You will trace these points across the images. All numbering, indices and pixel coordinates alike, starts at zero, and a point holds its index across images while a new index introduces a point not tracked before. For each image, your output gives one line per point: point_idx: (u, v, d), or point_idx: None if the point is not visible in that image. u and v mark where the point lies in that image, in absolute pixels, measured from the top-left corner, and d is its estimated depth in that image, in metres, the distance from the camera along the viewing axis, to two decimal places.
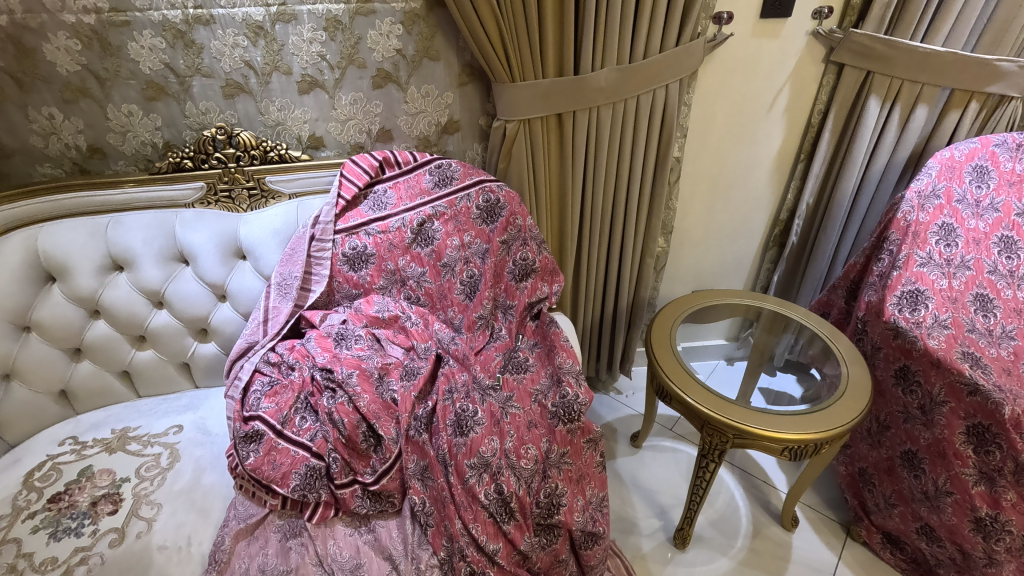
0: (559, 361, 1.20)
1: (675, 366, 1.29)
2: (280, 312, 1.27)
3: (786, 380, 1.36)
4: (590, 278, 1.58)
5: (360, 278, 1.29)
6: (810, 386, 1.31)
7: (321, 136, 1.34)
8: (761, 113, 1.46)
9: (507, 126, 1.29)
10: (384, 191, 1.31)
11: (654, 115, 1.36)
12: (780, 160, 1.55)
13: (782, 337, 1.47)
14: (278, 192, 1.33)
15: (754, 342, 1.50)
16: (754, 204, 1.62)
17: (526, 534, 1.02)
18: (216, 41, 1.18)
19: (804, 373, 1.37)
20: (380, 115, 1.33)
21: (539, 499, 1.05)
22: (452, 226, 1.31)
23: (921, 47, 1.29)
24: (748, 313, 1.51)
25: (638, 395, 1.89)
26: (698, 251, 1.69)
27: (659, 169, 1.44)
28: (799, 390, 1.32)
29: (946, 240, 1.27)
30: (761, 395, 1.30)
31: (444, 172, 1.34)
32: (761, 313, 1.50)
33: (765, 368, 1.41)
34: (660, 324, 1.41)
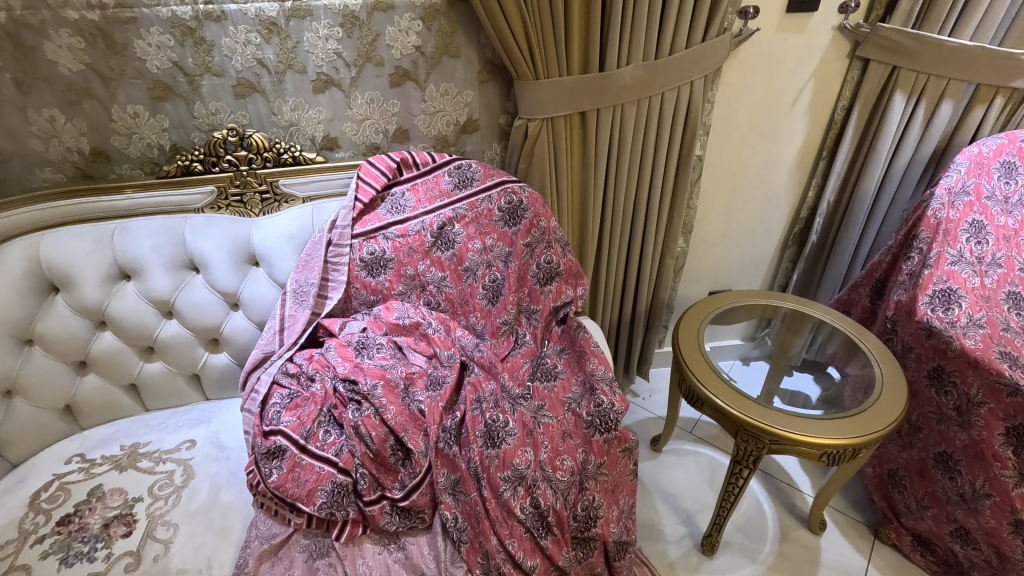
0: (591, 367, 1.16)
1: (704, 368, 1.26)
2: (297, 320, 1.22)
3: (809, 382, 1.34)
4: (609, 279, 1.54)
5: (379, 283, 1.25)
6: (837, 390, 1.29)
7: (336, 136, 1.29)
8: (783, 109, 1.42)
9: (529, 125, 1.26)
10: (402, 194, 1.27)
11: (679, 112, 1.32)
12: (802, 157, 1.52)
13: (802, 336, 1.45)
14: (292, 196, 1.28)
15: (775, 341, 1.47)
16: (775, 203, 1.59)
17: (564, 549, 0.99)
18: (228, 38, 1.13)
19: (826, 374, 1.35)
20: (397, 114, 1.28)
21: (576, 512, 1.01)
22: (473, 229, 1.27)
23: (949, 41, 1.26)
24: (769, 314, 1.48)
25: (655, 397, 1.85)
26: (717, 251, 1.67)
27: (681, 168, 1.41)
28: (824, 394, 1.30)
29: (977, 237, 1.25)
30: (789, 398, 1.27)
31: (464, 173, 1.29)
32: (781, 311, 1.47)
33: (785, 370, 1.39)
34: (685, 326, 1.38)
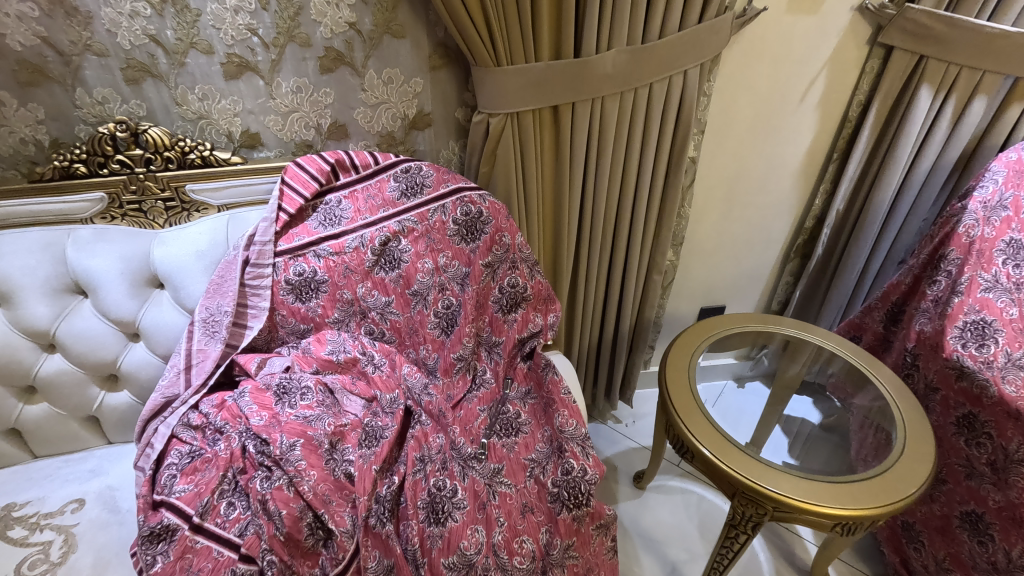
0: (559, 422, 0.98)
1: (695, 413, 1.08)
2: (207, 356, 1.01)
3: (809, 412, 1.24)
4: (589, 299, 1.34)
5: (310, 310, 1.05)
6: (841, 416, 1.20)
7: (257, 132, 1.06)
8: (791, 104, 1.22)
9: (490, 121, 1.04)
10: (338, 202, 1.06)
11: (669, 107, 1.11)
12: (810, 161, 1.32)
13: (798, 363, 1.29)
14: (205, 204, 1.06)
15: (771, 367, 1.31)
16: (777, 212, 1.40)
17: None
18: (109, 8, 0.90)
19: (825, 399, 1.24)
20: (331, 106, 1.06)
21: None
22: (424, 245, 1.06)
23: (988, 26, 1.06)
24: (767, 341, 1.29)
25: (640, 424, 1.64)
26: (711, 265, 1.47)
27: (672, 173, 1.21)
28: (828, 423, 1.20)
29: (1016, 259, 1.03)
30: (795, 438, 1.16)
31: (412, 177, 1.08)
32: (777, 338, 1.29)
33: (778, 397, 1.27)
34: (674, 356, 1.19)
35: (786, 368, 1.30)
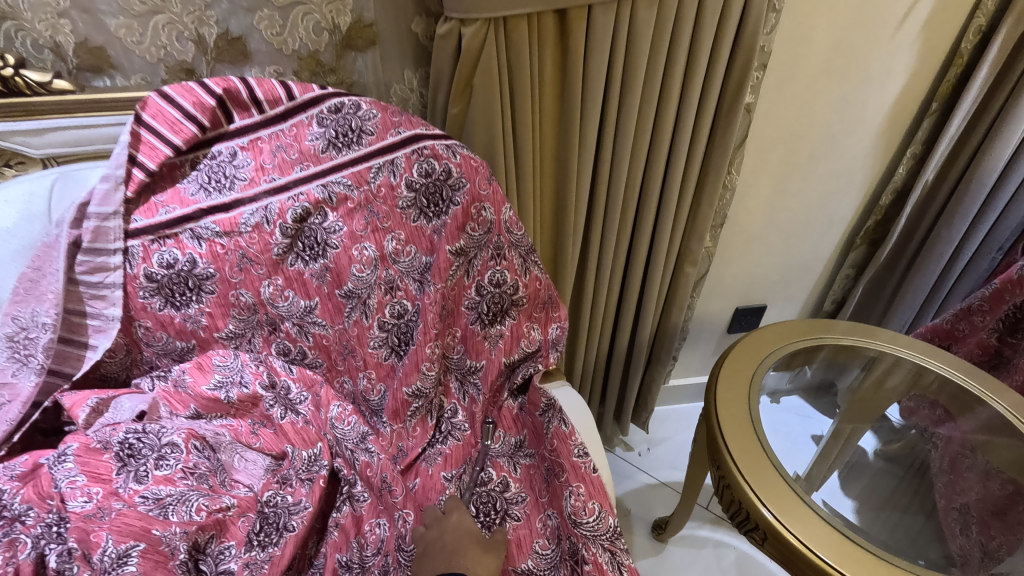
0: (569, 507, 0.63)
1: (759, 468, 0.74)
2: (15, 395, 0.64)
3: (856, 431, 0.97)
4: (599, 297, 0.99)
5: (188, 321, 0.69)
6: (905, 446, 0.96)
7: (103, 46, 0.68)
8: (886, 31, 0.88)
9: (463, 31, 0.68)
10: (230, 155, 0.69)
11: (728, 23, 0.75)
12: (896, 115, 0.98)
13: (848, 369, 0.97)
14: (20, 155, 0.68)
15: (814, 378, 0.97)
16: (846, 185, 1.06)
17: None
18: None
19: (884, 420, 0.97)
20: (217, 7, 0.68)
21: None
22: (361, 222, 0.71)
23: None
24: (816, 352, 0.95)
25: (656, 453, 1.30)
26: (755, 253, 1.13)
27: (721, 125, 0.86)
28: (881, 450, 0.96)
29: None
30: (840, 472, 0.92)
31: (346, 119, 0.71)
32: (829, 347, 0.95)
33: (825, 405, 0.97)
34: (727, 377, 0.85)
35: (838, 379, 0.98)
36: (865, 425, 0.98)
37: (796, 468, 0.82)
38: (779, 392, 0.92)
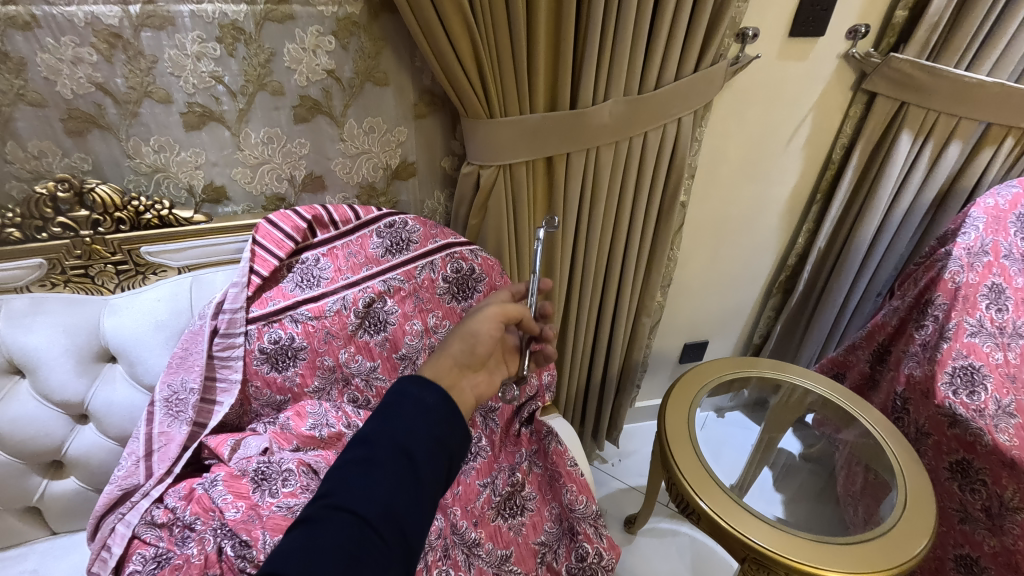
0: (568, 498, 0.90)
1: (696, 470, 1.05)
2: (170, 439, 0.90)
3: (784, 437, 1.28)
4: (578, 346, 1.29)
5: (287, 380, 0.95)
6: (821, 449, 1.25)
7: (223, 185, 0.96)
8: (779, 146, 1.21)
9: (481, 173, 0.97)
10: (315, 260, 0.96)
11: (662, 155, 1.08)
12: (793, 201, 1.32)
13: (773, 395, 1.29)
14: (163, 265, 0.94)
15: (749, 400, 1.28)
16: (760, 250, 1.39)
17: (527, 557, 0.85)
18: (46, 54, 0.78)
19: (804, 428, 1.28)
20: (307, 157, 0.97)
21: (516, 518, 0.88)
22: (411, 305, 0.99)
23: (966, 76, 1.09)
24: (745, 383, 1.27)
25: (626, 463, 1.61)
26: (696, 302, 1.45)
27: (664, 218, 1.17)
28: (806, 453, 1.27)
29: (997, 303, 1.08)
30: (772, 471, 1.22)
31: (397, 233, 1.00)
32: (753, 381, 1.27)
33: (759, 415, 1.28)
34: (673, 407, 1.16)
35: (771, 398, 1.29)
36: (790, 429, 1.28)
37: (727, 475, 1.11)
38: (724, 408, 1.25)
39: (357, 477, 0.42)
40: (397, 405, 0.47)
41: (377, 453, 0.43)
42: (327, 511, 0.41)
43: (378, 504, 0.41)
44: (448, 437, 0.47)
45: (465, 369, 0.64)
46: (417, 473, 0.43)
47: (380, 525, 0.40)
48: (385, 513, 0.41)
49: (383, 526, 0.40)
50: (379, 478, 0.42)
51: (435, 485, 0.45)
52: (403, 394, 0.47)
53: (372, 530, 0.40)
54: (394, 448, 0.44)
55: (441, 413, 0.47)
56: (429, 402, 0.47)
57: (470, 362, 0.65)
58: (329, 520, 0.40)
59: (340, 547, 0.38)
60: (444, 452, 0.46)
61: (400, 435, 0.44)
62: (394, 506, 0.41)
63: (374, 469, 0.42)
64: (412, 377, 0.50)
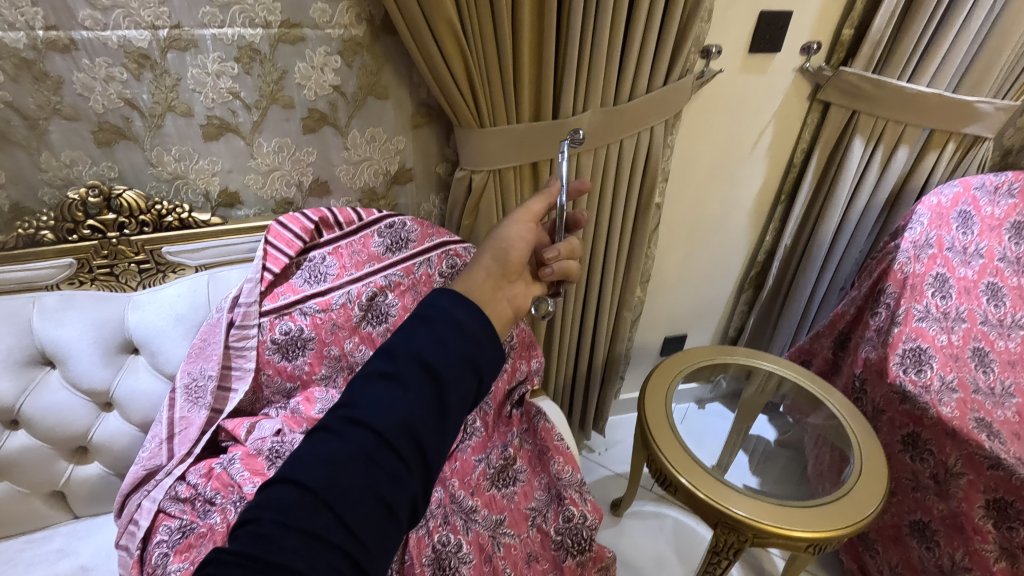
0: (556, 469, 1.00)
1: (675, 448, 1.14)
2: (190, 423, 0.99)
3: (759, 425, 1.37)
4: (564, 339, 1.38)
5: (296, 368, 1.02)
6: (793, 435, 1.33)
7: (236, 191, 1.04)
8: (744, 152, 1.33)
9: (473, 177, 1.08)
10: (322, 258, 1.05)
11: (637, 161, 1.19)
12: (760, 201, 1.43)
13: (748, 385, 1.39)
14: (181, 264, 1.03)
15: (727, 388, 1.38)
16: (732, 247, 1.50)
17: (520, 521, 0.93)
18: (81, 73, 0.86)
19: (777, 416, 1.37)
20: (314, 164, 1.06)
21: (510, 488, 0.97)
22: (409, 299, 1.07)
23: (908, 88, 1.21)
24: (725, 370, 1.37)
25: (613, 451, 1.70)
26: (675, 297, 1.56)
27: (641, 218, 1.27)
28: (781, 440, 1.35)
29: (942, 291, 1.21)
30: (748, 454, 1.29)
31: (397, 232, 1.09)
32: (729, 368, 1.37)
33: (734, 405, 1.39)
34: (651, 393, 1.26)
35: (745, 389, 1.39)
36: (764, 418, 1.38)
37: (706, 455, 1.19)
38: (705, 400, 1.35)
39: (380, 392, 0.46)
40: (432, 322, 0.50)
41: (403, 371, 0.47)
42: (351, 424, 0.45)
43: (396, 420, 0.44)
44: (478, 358, 0.49)
45: (500, 281, 0.61)
46: (440, 393, 0.47)
47: (397, 439, 0.44)
48: (403, 428, 0.45)
49: (401, 440, 0.44)
50: (401, 396, 0.45)
51: (458, 405, 0.48)
52: (439, 311, 0.50)
53: (389, 444, 0.44)
54: (420, 366, 0.47)
55: (474, 335, 0.49)
56: (463, 322, 0.50)
57: (505, 274, 0.62)
58: (350, 431, 0.44)
59: (358, 456, 0.43)
60: (470, 372, 0.49)
61: (424, 354, 0.47)
62: (413, 423, 0.45)
63: (398, 386, 0.46)
64: (451, 293, 0.52)
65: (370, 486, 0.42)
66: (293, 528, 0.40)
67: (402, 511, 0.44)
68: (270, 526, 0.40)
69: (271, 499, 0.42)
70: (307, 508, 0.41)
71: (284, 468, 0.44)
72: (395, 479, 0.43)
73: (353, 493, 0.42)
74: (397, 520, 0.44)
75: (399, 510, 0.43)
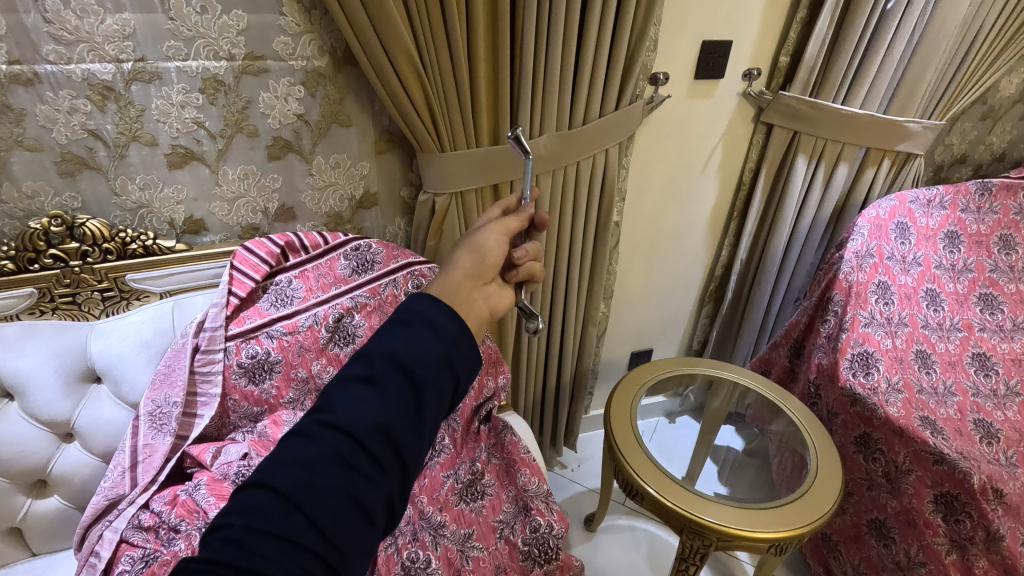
0: (522, 481, 1.02)
1: (641, 459, 1.17)
2: (154, 450, 0.98)
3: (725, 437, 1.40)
4: (532, 356, 1.41)
5: (263, 392, 1.02)
6: (758, 444, 1.35)
7: (201, 218, 1.06)
8: (697, 171, 1.40)
9: (436, 200, 1.11)
10: (288, 282, 1.07)
11: (594, 182, 1.24)
12: (714, 218, 1.50)
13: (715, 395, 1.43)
14: (145, 291, 1.04)
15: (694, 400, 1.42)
16: (690, 263, 1.57)
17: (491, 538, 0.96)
18: (45, 105, 0.88)
19: (744, 427, 1.40)
20: (279, 191, 1.09)
21: (479, 502, 0.99)
22: (377, 319, 1.08)
23: (843, 109, 1.29)
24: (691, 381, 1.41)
25: (585, 467, 1.72)
26: (639, 312, 1.61)
27: (601, 235, 1.32)
28: (747, 449, 1.37)
29: (884, 298, 1.28)
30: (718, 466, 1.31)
31: (363, 255, 1.12)
32: (694, 379, 1.40)
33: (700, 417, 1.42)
34: (616, 407, 1.29)
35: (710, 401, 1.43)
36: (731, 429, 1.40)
37: (677, 469, 1.22)
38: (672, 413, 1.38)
39: (354, 396, 0.47)
40: (409, 325, 0.52)
41: (379, 374, 0.49)
42: (324, 426, 0.47)
43: (370, 423, 0.46)
44: (454, 359, 0.51)
45: (467, 291, 0.64)
46: (414, 394, 0.49)
47: (370, 442, 0.46)
48: (378, 430, 0.46)
49: (375, 442, 0.46)
50: (376, 398, 0.47)
51: (435, 406, 0.50)
52: (415, 315, 0.52)
53: (363, 446, 0.46)
54: (395, 369, 0.49)
55: (450, 337, 0.52)
56: (438, 324, 0.52)
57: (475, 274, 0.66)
58: (324, 434, 0.46)
59: (331, 458, 0.45)
60: (446, 373, 0.51)
61: (399, 357, 0.50)
62: (386, 425, 0.47)
63: (372, 390, 0.48)
64: (428, 298, 0.55)
65: (342, 488, 0.44)
66: (264, 532, 0.42)
67: (377, 511, 0.46)
68: (240, 531, 0.42)
69: (245, 504, 0.44)
70: (280, 511, 0.43)
71: (258, 474, 0.45)
72: (368, 481, 0.45)
73: (326, 496, 0.43)
74: (371, 520, 0.45)
75: (374, 511, 0.45)
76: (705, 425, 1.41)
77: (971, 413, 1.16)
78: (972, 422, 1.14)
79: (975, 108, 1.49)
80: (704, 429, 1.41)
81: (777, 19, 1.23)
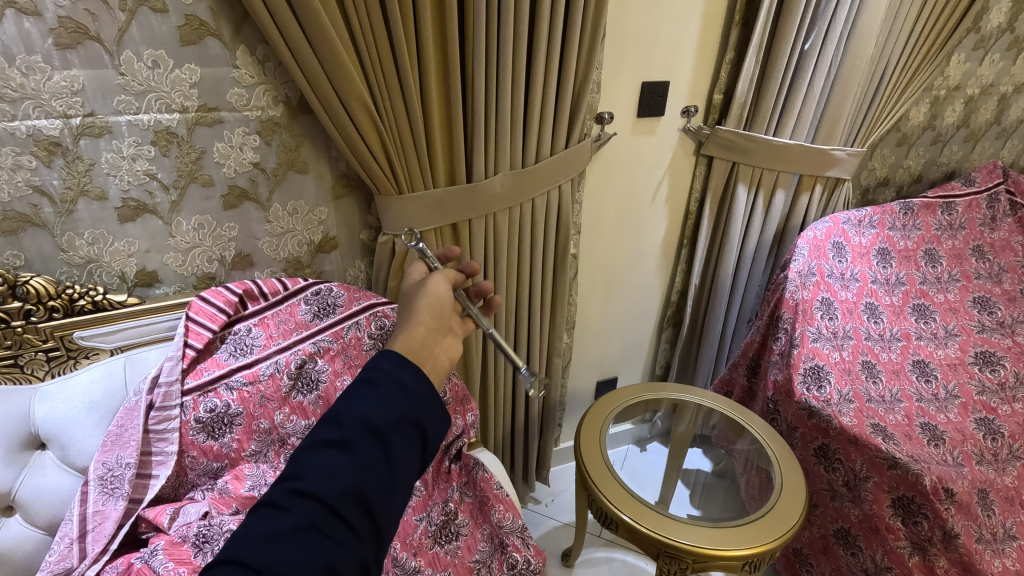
0: (496, 517, 1.01)
1: (613, 486, 1.18)
2: (105, 517, 0.92)
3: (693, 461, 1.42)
4: (499, 390, 1.41)
5: (223, 446, 0.98)
6: (726, 464, 1.38)
7: (155, 270, 1.04)
8: (646, 204, 1.47)
9: (396, 241, 1.13)
10: (247, 330, 1.04)
11: (549, 217, 1.29)
12: (666, 246, 1.57)
13: (682, 419, 1.45)
14: (94, 348, 1.01)
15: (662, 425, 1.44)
16: (646, 291, 1.62)
17: None
18: None
19: (711, 448, 1.42)
20: (236, 239, 1.08)
21: (452, 544, 0.97)
22: (340, 364, 1.07)
23: (775, 140, 1.39)
24: (658, 406, 1.43)
25: (559, 501, 1.71)
26: (601, 341, 1.64)
27: (560, 267, 1.36)
28: (716, 471, 1.39)
29: (829, 313, 1.35)
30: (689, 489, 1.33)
31: (324, 299, 1.11)
32: (660, 404, 1.43)
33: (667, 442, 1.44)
34: (586, 437, 1.29)
35: (676, 425, 1.45)
36: (699, 452, 1.43)
37: (651, 495, 1.22)
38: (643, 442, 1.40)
39: (325, 462, 0.49)
40: (378, 385, 0.54)
41: (350, 438, 0.50)
42: (296, 495, 0.48)
43: (344, 489, 0.48)
44: (423, 419, 0.54)
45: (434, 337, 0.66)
46: (386, 455, 0.51)
47: (343, 508, 0.48)
48: (351, 495, 0.48)
49: (348, 508, 0.48)
50: (348, 463, 0.49)
51: (406, 467, 0.52)
52: (384, 375, 0.55)
53: (337, 513, 0.48)
54: (367, 432, 0.51)
55: (417, 397, 0.54)
56: (406, 385, 0.55)
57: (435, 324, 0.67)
58: (296, 503, 0.48)
59: (306, 528, 0.46)
60: (415, 433, 0.53)
61: (370, 419, 0.51)
62: (360, 489, 0.49)
63: (345, 454, 0.50)
64: (394, 356, 0.57)
65: (317, 557, 0.46)
66: None
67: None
68: None
69: None
70: None
71: (228, 551, 0.46)
72: (343, 547, 0.47)
73: (301, 565, 0.45)
74: None
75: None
76: (672, 448, 1.43)
77: (917, 417, 1.23)
78: (919, 426, 1.21)
79: (891, 135, 1.62)
80: (674, 453, 1.43)
81: (708, 62, 1.33)
